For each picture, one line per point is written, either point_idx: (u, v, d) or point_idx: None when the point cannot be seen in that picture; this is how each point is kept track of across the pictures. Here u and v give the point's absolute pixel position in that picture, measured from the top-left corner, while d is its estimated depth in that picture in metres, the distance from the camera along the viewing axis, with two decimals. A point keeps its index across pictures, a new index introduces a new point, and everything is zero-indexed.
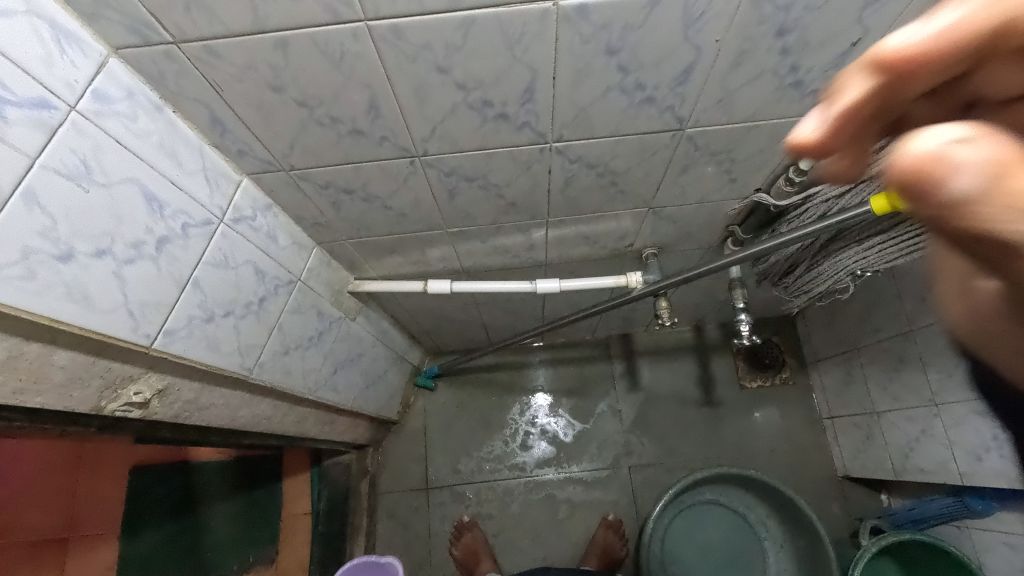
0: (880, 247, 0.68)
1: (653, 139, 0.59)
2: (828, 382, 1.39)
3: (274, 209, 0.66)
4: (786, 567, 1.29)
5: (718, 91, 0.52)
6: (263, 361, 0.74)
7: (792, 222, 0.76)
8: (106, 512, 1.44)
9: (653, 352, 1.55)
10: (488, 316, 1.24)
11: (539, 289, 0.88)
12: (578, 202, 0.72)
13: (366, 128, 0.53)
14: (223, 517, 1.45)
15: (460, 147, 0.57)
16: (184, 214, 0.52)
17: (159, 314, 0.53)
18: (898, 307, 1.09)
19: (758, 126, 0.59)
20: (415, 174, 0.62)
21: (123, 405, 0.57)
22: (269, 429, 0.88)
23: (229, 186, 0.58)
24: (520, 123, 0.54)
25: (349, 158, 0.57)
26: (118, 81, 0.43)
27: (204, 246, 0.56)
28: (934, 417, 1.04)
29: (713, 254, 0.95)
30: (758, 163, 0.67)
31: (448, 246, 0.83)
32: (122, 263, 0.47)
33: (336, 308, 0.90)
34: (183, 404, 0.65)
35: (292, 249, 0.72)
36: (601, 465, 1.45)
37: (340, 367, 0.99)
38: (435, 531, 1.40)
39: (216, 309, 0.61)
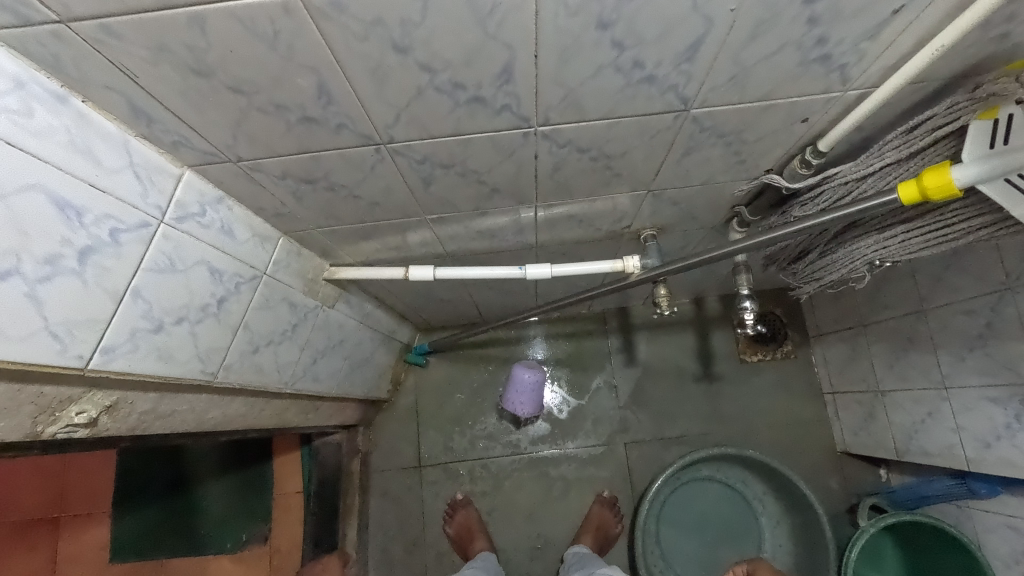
0: (904, 238, 0.61)
1: (653, 121, 0.52)
2: (831, 357, 1.35)
3: (228, 201, 0.59)
4: (782, 543, 1.28)
5: (731, 67, 0.45)
6: (228, 363, 0.68)
7: (806, 205, 0.69)
8: (95, 491, 1.43)
9: (651, 325, 1.49)
10: (477, 295, 1.18)
11: (529, 275, 0.82)
12: (569, 186, 0.65)
13: (319, 115, 0.45)
14: (213, 497, 1.42)
15: (432, 133, 0.50)
16: (113, 219, 0.45)
17: (93, 332, 0.47)
18: (911, 285, 1.03)
19: (775, 106, 0.51)
20: (383, 162, 0.54)
21: (65, 427, 0.51)
22: (246, 426, 0.84)
23: (168, 181, 0.50)
24: (499, 107, 0.47)
25: (304, 147, 0.50)
26: (2, 70, 0.35)
27: (142, 251, 0.49)
28: (942, 400, 1.00)
29: (716, 235, 0.88)
30: (771, 144, 0.59)
31: (429, 231, 0.76)
32: (35, 283, 0.41)
33: (311, 297, 0.84)
34: (139, 417, 0.60)
35: (253, 242, 0.65)
36: (596, 441, 1.42)
37: (320, 356, 0.94)
38: (429, 509, 1.39)
39: (165, 318, 0.55)
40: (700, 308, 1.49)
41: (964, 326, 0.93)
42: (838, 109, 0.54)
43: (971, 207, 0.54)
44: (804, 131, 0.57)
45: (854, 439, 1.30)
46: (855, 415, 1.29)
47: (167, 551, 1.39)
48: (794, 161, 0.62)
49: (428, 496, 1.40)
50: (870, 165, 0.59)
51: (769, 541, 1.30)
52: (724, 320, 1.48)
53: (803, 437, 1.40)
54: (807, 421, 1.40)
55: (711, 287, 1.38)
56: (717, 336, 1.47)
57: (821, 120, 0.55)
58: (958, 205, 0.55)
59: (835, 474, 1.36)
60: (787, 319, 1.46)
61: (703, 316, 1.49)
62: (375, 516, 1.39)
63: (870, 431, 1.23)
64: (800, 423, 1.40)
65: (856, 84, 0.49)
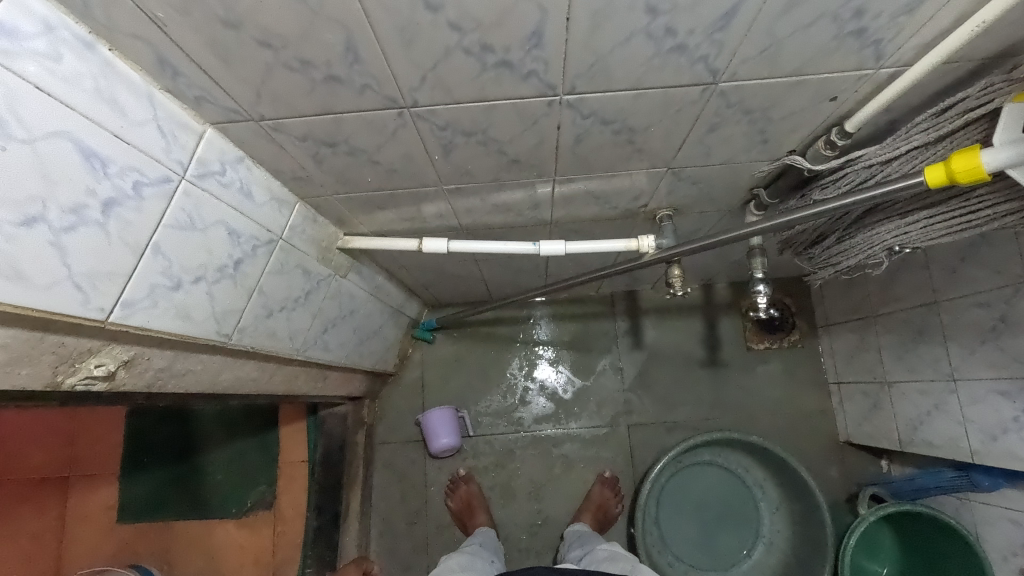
0: (926, 224, 0.61)
1: (680, 94, 0.51)
2: (838, 347, 1.35)
3: (247, 162, 0.59)
4: (780, 529, 1.30)
5: (765, 39, 0.44)
6: (243, 325, 0.69)
7: (827, 188, 0.68)
8: (106, 452, 1.45)
9: (659, 310, 1.49)
10: (488, 271, 1.18)
11: (543, 251, 0.81)
12: (589, 160, 0.64)
13: (344, 74, 0.45)
14: (221, 462, 1.44)
15: (456, 98, 0.49)
16: (136, 172, 0.45)
17: (114, 285, 0.47)
18: (924, 277, 1.02)
19: (805, 82, 0.50)
20: (405, 127, 0.54)
21: (84, 378, 0.52)
22: (256, 390, 0.84)
23: (191, 138, 0.50)
24: (525, 72, 0.46)
25: (327, 108, 0.50)
26: (31, 12, 0.35)
27: (163, 207, 0.49)
28: (950, 392, 1.00)
29: (732, 217, 0.88)
30: (797, 123, 0.59)
31: (444, 203, 0.76)
32: (60, 232, 0.41)
33: (325, 265, 0.84)
34: (155, 374, 0.60)
35: (271, 205, 0.65)
36: (600, 422, 1.43)
37: (331, 325, 0.95)
38: (432, 482, 1.41)
39: (183, 276, 0.55)
40: (708, 294, 1.49)
41: (977, 319, 0.92)
42: (868, 89, 0.53)
43: (997, 192, 0.53)
44: (832, 110, 0.56)
45: (858, 430, 1.31)
46: (860, 405, 1.29)
47: (172, 513, 1.40)
48: (819, 142, 0.61)
49: (431, 470, 1.42)
50: (896, 147, 0.59)
51: (767, 526, 1.31)
52: (732, 307, 1.48)
53: (806, 426, 1.40)
54: (812, 410, 1.41)
55: (721, 274, 1.38)
56: (724, 323, 1.47)
57: (850, 99, 0.55)
58: (985, 190, 0.54)
59: (836, 463, 1.37)
60: (796, 308, 1.46)
61: (711, 302, 1.48)
62: (378, 487, 1.41)
63: (874, 422, 1.24)
64: (804, 412, 1.41)
65: (889, 61, 0.48)
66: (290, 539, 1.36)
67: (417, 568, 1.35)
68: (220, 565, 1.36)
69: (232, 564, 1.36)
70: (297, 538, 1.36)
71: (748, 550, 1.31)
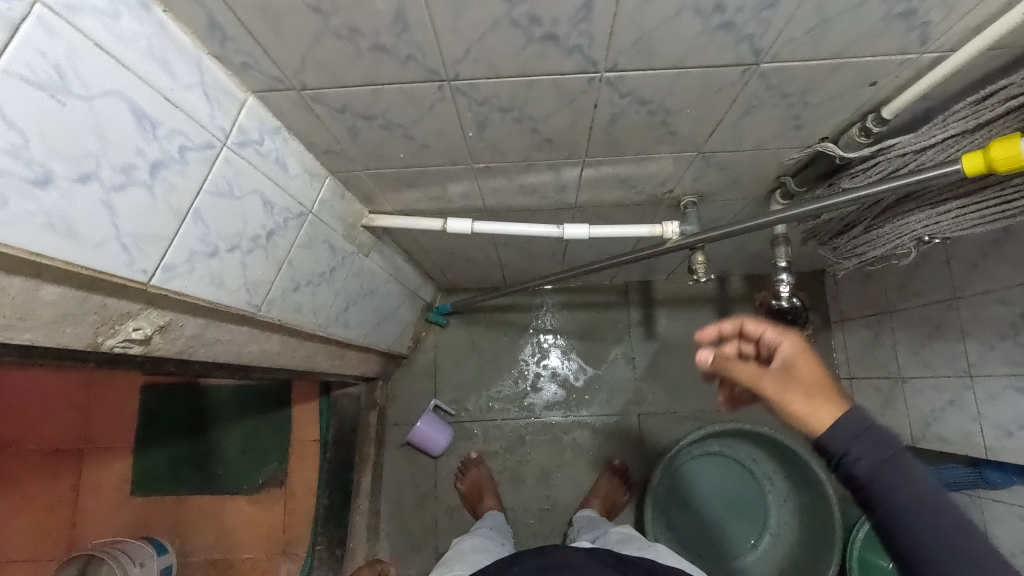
0: (959, 213, 0.61)
1: (721, 74, 0.51)
2: (851, 342, 1.35)
3: (284, 133, 0.59)
4: (787, 521, 1.30)
5: (812, 18, 0.44)
6: (271, 297, 0.69)
7: (857, 177, 0.68)
8: (117, 427, 1.43)
9: (673, 301, 1.49)
10: (505, 256, 1.18)
11: (567, 235, 0.81)
12: (622, 141, 0.64)
13: (391, 44, 0.45)
14: (234, 439, 1.44)
15: (498, 72, 0.49)
16: (182, 136, 0.46)
17: (157, 247, 0.47)
18: (945, 273, 1.02)
19: (847, 65, 0.51)
20: (443, 101, 0.54)
21: (122, 341, 0.53)
22: (279, 364, 0.85)
23: (233, 105, 0.51)
24: (570, 47, 0.46)
25: (369, 79, 0.50)
26: None
27: (205, 172, 0.50)
28: (966, 388, 1.00)
29: (756, 206, 0.88)
30: (834, 109, 0.59)
31: (472, 183, 0.76)
32: (111, 191, 0.41)
33: (349, 243, 0.85)
34: (187, 341, 0.61)
35: (303, 177, 0.66)
36: (610, 411, 1.44)
37: (351, 303, 0.96)
38: (442, 465, 1.42)
39: (220, 244, 0.56)
40: (723, 287, 1.48)
41: (996, 316, 0.92)
42: (908, 74, 0.53)
43: None
44: (869, 96, 0.56)
45: None
46: (872, 401, 1.29)
47: (186, 488, 1.40)
48: (853, 129, 0.61)
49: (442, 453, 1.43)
50: (932, 136, 0.59)
51: (775, 517, 1.32)
52: (746, 300, 1.48)
53: None
54: None
55: (737, 266, 1.38)
56: (738, 316, 1.47)
57: (889, 84, 0.55)
58: (1021, 180, 0.54)
59: None
60: (810, 303, 1.46)
61: (725, 294, 1.48)
62: (389, 468, 1.42)
63: (886, 417, 1.24)
64: None
65: (934, 46, 0.49)
66: (302, 517, 1.37)
67: (426, 548, 1.36)
68: (232, 541, 1.37)
69: (243, 540, 1.36)
70: (308, 517, 1.37)
71: (755, 540, 1.32)
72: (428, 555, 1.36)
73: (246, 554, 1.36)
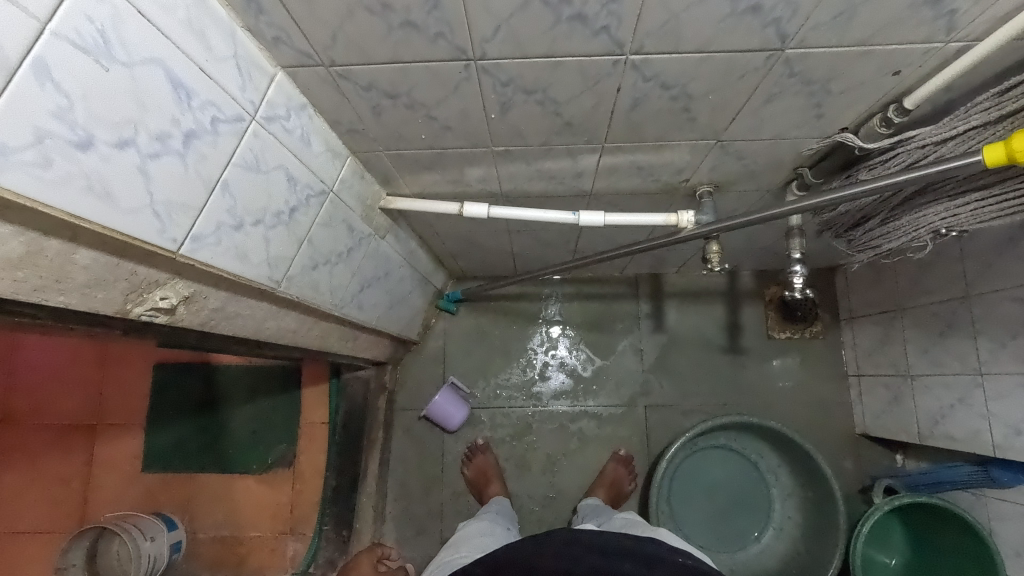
0: (976, 206, 0.63)
1: (745, 60, 0.52)
2: (860, 340, 1.35)
3: (309, 110, 0.60)
4: (791, 515, 1.31)
5: (840, 3, 0.45)
6: (291, 274, 0.70)
7: (875, 169, 0.69)
8: (130, 403, 1.44)
9: (683, 294, 1.50)
10: (518, 244, 1.18)
11: (582, 222, 0.81)
12: (642, 126, 0.65)
13: (421, 22, 0.46)
14: (243, 420, 1.45)
15: (525, 53, 0.50)
16: (214, 107, 0.47)
17: (187, 217, 0.48)
18: (958, 270, 1.02)
19: (871, 53, 0.51)
20: (469, 81, 0.55)
21: (149, 309, 0.54)
22: (294, 342, 0.86)
23: (262, 79, 0.52)
24: (597, 28, 0.47)
25: (397, 57, 0.51)
26: None
27: (234, 145, 0.51)
28: (976, 386, 0.99)
29: (772, 198, 0.88)
30: (856, 98, 0.59)
31: (490, 167, 0.77)
32: (147, 158, 0.42)
33: (367, 224, 0.86)
34: (209, 313, 0.62)
35: (325, 156, 0.67)
36: (617, 402, 1.45)
37: (366, 286, 0.97)
38: (448, 451, 1.43)
39: (246, 217, 0.57)
40: (733, 282, 1.49)
41: (1009, 314, 0.92)
42: (932, 64, 0.54)
43: None
44: (891, 86, 0.57)
45: (875, 423, 1.31)
46: (879, 398, 1.29)
47: (196, 466, 1.41)
48: (874, 119, 0.61)
49: (450, 438, 1.44)
50: (954, 127, 0.60)
51: (778, 512, 1.33)
52: (756, 295, 1.48)
53: (822, 416, 1.41)
54: (829, 401, 1.41)
55: (748, 261, 1.38)
56: (747, 311, 1.47)
57: (912, 74, 0.55)
58: None
59: (850, 455, 1.38)
60: (820, 299, 1.46)
61: (735, 288, 1.49)
62: (396, 452, 1.44)
63: (893, 415, 1.24)
64: (821, 403, 1.41)
65: (959, 34, 0.49)
66: (309, 497, 1.39)
67: (430, 532, 1.37)
68: (240, 519, 1.38)
69: (251, 518, 1.38)
70: (315, 498, 1.39)
71: (757, 534, 1.33)
72: (433, 538, 1.37)
73: (254, 532, 1.37)
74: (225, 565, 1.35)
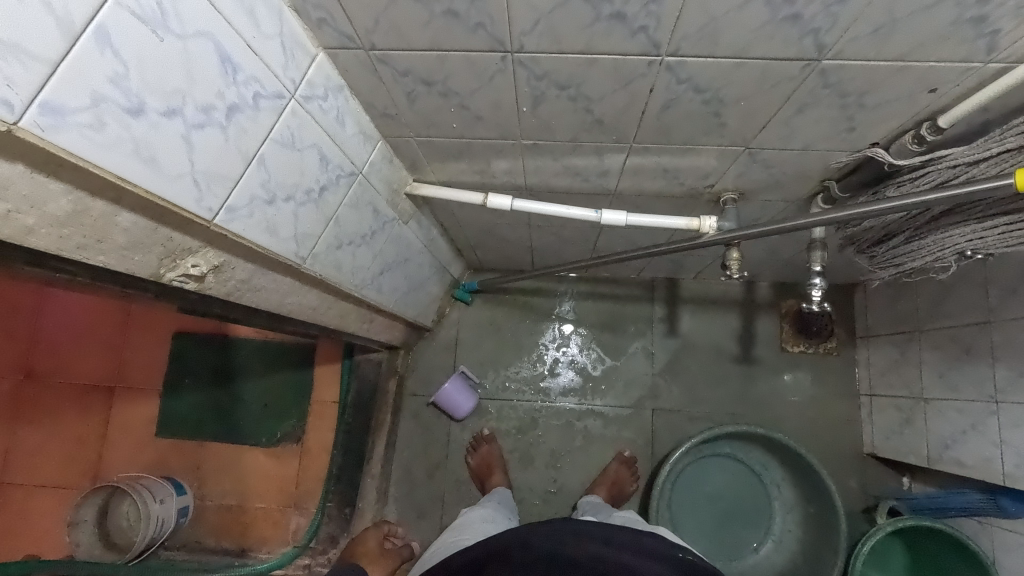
0: (1005, 230, 0.63)
1: (781, 68, 0.52)
2: (875, 359, 1.34)
3: (345, 92, 0.62)
4: (792, 529, 1.31)
5: (881, 17, 0.45)
6: (317, 252, 0.72)
7: (903, 186, 0.69)
8: (149, 369, 1.48)
9: (698, 300, 1.49)
10: (538, 239, 1.19)
11: (604, 220, 0.81)
12: (672, 129, 0.65)
13: (463, 11, 0.47)
14: (256, 393, 1.47)
15: (562, 48, 0.51)
16: (257, 83, 0.48)
17: (223, 188, 0.50)
18: (980, 295, 1.01)
19: (909, 68, 0.51)
20: (504, 73, 0.56)
21: (180, 275, 0.55)
22: (313, 319, 0.88)
23: (304, 59, 0.53)
24: (636, 28, 0.48)
25: (436, 44, 0.52)
26: None
27: (273, 121, 0.52)
28: (990, 414, 0.98)
29: (796, 209, 0.88)
30: (889, 114, 0.59)
31: (517, 160, 0.78)
32: (191, 128, 0.44)
33: (391, 209, 0.87)
34: (236, 284, 0.63)
35: (357, 138, 0.68)
36: (624, 403, 1.45)
37: (386, 269, 0.98)
38: (454, 439, 1.45)
39: (278, 192, 0.58)
40: (750, 292, 1.48)
41: None
42: (970, 83, 0.54)
43: None
44: (926, 103, 0.57)
45: (884, 443, 1.30)
46: (890, 419, 1.28)
47: (207, 434, 1.44)
48: (906, 136, 0.61)
49: (456, 427, 1.45)
50: (988, 149, 0.59)
51: (778, 525, 1.33)
52: (772, 307, 1.47)
53: (831, 433, 1.40)
54: (839, 418, 1.40)
55: (767, 272, 1.37)
56: (762, 322, 1.47)
57: (949, 92, 0.55)
58: None
59: (857, 474, 1.37)
60: (837, 316, 1.45)
61: (752, 299, 1.48)
62: (403, 436, 1.46)
63: (903, 436, 1.23)
64: (830, 419, 1.40)
65: (999, 55, 0.49)
66: (314, 474, 1.42)
67: (431, 517, 1.39)
68: (247, 490, 1.41)
69: (256, 490, 1.41)
70: (320, 475, 1.41)
71: (756, 544, 1.33)
72: (433, 523, 1.39)
73: (259, 503, 1.40)
74: (229, 534, 1.38)
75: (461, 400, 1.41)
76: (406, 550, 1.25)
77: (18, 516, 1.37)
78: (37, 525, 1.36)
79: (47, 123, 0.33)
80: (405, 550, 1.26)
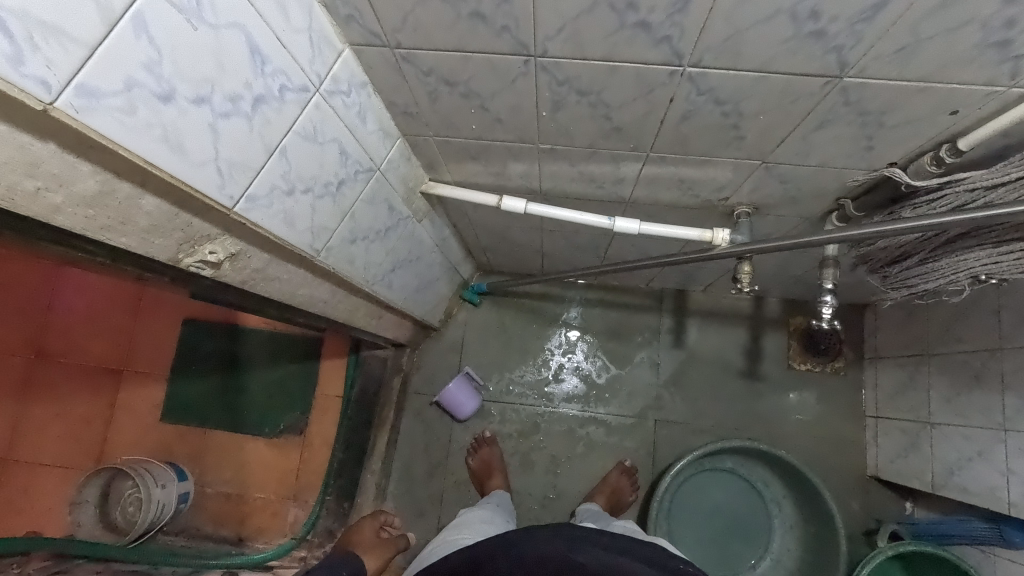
0: (1019, 256, 0.63)
1: (802, 84, 0.52)
2: (883, 381, 1.33)
3: (368, 89, 0.63)
4: (790, 548, 1.30)
5: (906, 36, 0.45)
6: (331, 245, 0.73)
7: (919, 207, 0.68)
8: (157, 353, 1.50)
9: (706, 312, 1.49)
10: (549, 244, 1.20)
11: (617, 228, 0.81)
12: (689, 140, 0.65)
13: (490, 14, 0.48)
14: (261, 383, 1.48)
15: (585, 54, 0.51)
16: (284, 76, 0.49)
17: (245, 176, 0.50)
18: (993, 322, 1.00)
19: (931, 89, 0.51)
20: (526, 76, 0.56)
21: (198, 261, 0.56)
22: (324, 312, 0.89)
23: (331, 55, 0.54)
24: (659, 37, 0.48)
25: (461, 46, 0.53)
26: None
27: (297, 114, 0.53)
28: (998, 442, 0.97)
29: (810, 226, 0.88)
30: (908, 134, 0.59)
31: (533, 163, 0.78)
32: (218, 117, 0.45)
33: (406, 206, 0.88)
34: (251, 272, 0.64)
35: (378, 135, 0.69)
36: (627, 412, 1.45)
37: (398, 266, 0.99)
38: (455, 439, 1.45)
39: (297, 184, 0.59)
40: (760, 307, 1.48)
41: None
42: (992, 107, 0.54)
43: None
44: (947, 126, 0.57)
45: (888, 466, 1.29)
46: (896, 442, 1.27)
47: (211, 422, 1.45)
48: (925, 157, 0.61)
49: (458, 428, 1.46)
50: (1006, 174, 0.59)
51: (778, 543, 1.32)
52: (781, 323, 1.46)
53: (834, 453, 1.39)
54: (843, 439, 1.39)
55: (777, 288, 1.37)
56: (770, 338, 1.46)
57: (970, 115, 0.55)
58: None
59: (859, 496, 1.36)
60: (845, 336, 1.44)
61: (761, 314, 1.48)
62: (405, 433, 1.46)
63: (908, 460, 1.21)
64: (834, 440, 1.39)
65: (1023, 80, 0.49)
66: (315, 467, 1.42)
67: (429, 516, 1.39)
68: (247, 479, 1.42)
69: (256, 480, 1.42)
70: (320, 468, 1.42)
71: (755, 561, 1.32)
72: (430, 522, 1.39)
73: (258, 493, 1.41)
74: (228, 522, 1.39)
75: (464, 402, 1.41)
76: (401, 540, 1.27)
77: (21, 493, 1.38)
78: (38, 503, 1.37)
79: (81, 104, 0.34)
80: (400, 542, 1.27)
